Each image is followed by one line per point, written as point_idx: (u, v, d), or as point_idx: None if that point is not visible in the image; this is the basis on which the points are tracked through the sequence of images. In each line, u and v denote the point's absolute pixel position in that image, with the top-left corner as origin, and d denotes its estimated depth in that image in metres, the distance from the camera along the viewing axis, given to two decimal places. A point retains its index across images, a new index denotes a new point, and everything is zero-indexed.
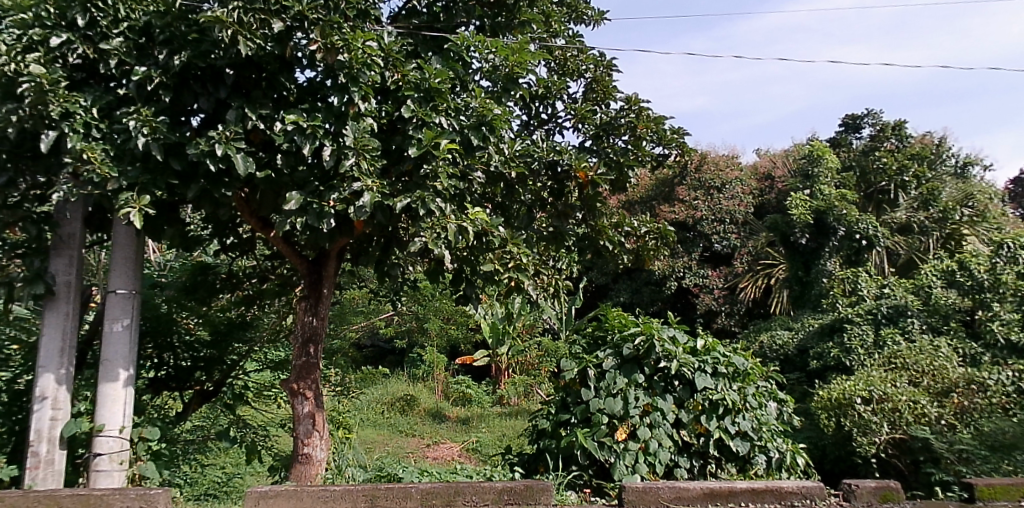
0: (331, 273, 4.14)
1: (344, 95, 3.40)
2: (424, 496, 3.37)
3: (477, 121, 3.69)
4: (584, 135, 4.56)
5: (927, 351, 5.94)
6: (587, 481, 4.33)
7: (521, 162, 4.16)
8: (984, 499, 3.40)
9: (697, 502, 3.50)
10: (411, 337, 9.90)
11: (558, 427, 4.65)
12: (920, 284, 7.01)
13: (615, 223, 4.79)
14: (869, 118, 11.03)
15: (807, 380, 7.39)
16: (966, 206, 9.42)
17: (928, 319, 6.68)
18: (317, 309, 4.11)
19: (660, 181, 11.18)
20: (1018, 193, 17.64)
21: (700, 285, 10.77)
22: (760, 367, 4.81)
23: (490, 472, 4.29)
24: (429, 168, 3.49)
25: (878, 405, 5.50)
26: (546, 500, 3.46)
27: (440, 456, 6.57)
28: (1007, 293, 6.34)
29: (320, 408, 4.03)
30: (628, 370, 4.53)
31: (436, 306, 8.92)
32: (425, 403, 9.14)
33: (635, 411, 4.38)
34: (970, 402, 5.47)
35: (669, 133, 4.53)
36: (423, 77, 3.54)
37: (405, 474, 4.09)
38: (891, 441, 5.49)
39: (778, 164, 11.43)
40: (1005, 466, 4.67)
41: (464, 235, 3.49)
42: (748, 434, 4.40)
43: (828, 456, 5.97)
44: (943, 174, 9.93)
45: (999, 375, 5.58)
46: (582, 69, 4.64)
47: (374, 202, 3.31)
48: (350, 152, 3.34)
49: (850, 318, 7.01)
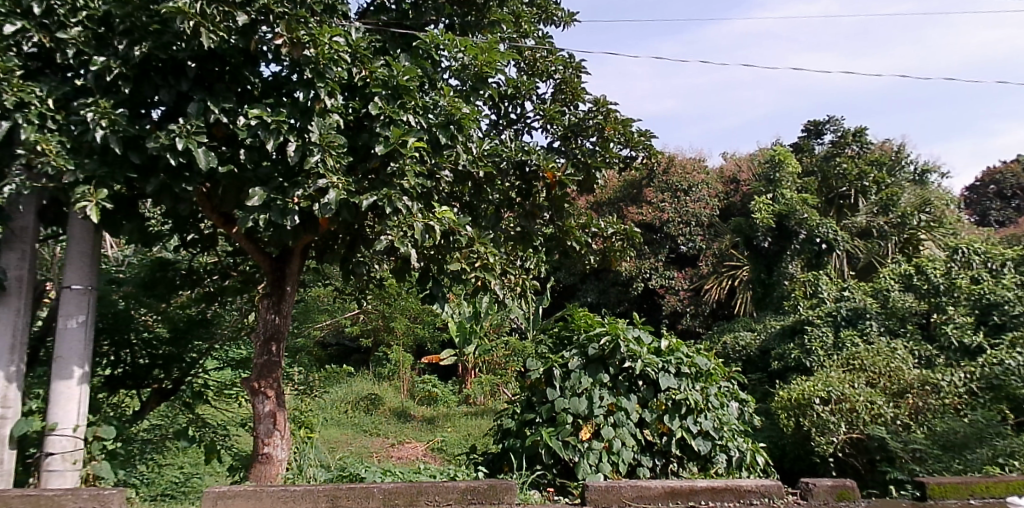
0: (295, 271, 4.09)
1: (310, 91, 3.38)
2: (386, 497, 3.39)
3: (446, 120, 3.68)
4: (552, 136, 4.58)
5: (884, 352, 6.06)
6: (552, 481, 4.33)
7: (489, 161, 4.15)
8: (935, 497, 3.59)
9: (658, 500, 3.59)
10: (377, 336, 9.82)
11: (523, 426, 4.67)
12: (879, 288, 7.17)
13: (583, 224, 4.82)
14: (831, 124, 11.25)
15: (768, 381, 7.50)
16: (923, 212, 9.65)
17: (886, 321, 6.83)
18: (280, 307, 4.05)
19: (628, 182, 11.33)
20: (972, 200, 18.18)
21: (666, 286, 10.87)
22: (722, 367, 4.87)
23: (453, 472, 4.27)
24: (396, 166, 3.51)
25: (836, 405, 5.60)
26: (509, 499, 3.47)
27: (404, 456, 6.52)
28: (961, 297, 6.58)
29: (281, 408, 3.99)
30: (593, 369, 4.56)
31: (402, 305, 8.87)
32: (390, 402, 9.09)
33: (599, 411, 4.41)
34: (924, 402, 5.59)
35: (636, 135, 4.57)
36: (391, 74, 3.51)
37: (367, 474, 4.06)
38: (849, 441, 5.59)
39: (743, 168, 11.57)
40: (956, 465, 4.84)
41: (431, 234, 3.48)
42: (710, 434, 4.46)
43: (787, 455, 6.08)
44: (902, 180, 10.17)
45: (952, 377, 5.73)
46: (552, 70, 4.65)
47: (340, 199, 3.27)
48: (315, 148, 3.32)
49: (810, 320, 7.16)
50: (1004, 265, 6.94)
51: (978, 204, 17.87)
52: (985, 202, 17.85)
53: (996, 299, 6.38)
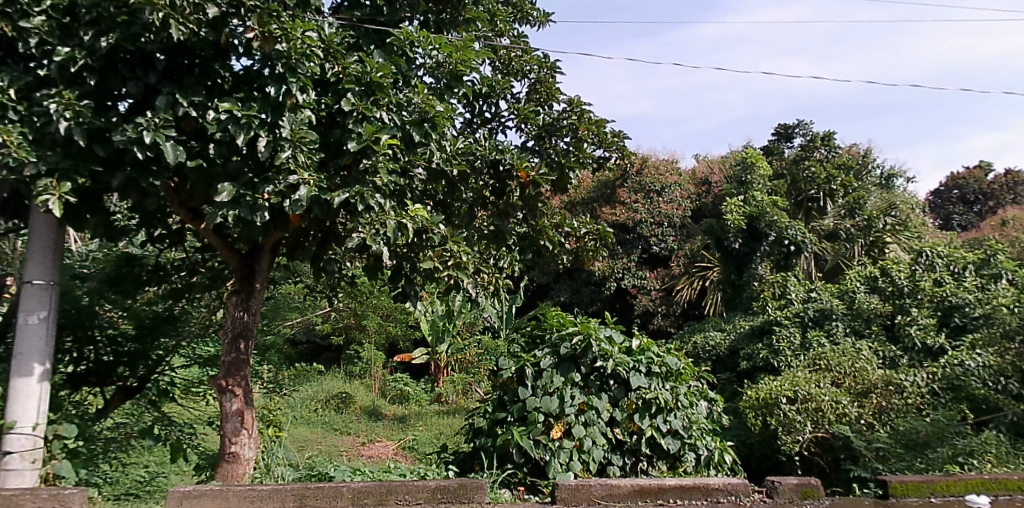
0: (265, 267, 4.04)
1: (281, 86, 3.36)
2: (354, 496, 3.44)
3: (419, 118, 3.67)
4: (526, 135, 4.59)
5: (849, 353, 6.18)
6: (522, 480, 4.35)
7: (463, 159, 4.15)
8: (896, 495, 3.77)
9: (627, 498, 3.68)
10: (348, 334, 9.76)
11: (494, 425, 4.66)
12: (845, 289, 7.31)
13: (556, 223, 4.83)
14: (800, 128, 11.42)
15: (737, 380, 7.61)
16: (889, 216, 9.65)
17: (851, 322, 6.97)
18: (249, 304, 3.99)
19: (601, 183, 11.43)
20: (936, 205, 18.67)
21: (639, 286, 10.91)
22: (692, 366, 4.92)
23: (424, 471, 4.27)
24: (369, 163, 3.47)
25: (802, 404, 5.69)
26: (479, 498, 3.52)
27: (374, 456, 6.47)
28: (924, 299, 6.75)
29: (249, 406, 3.95)
30: (565, 368, 4.59)
31: (375, 303, 8.83)
32: (361, 401, 9.03)
33: (570, 410, 4.43)
34: (887, 402, 5.70)
35: (610, 136, 4.61)
36: (364, 70, 3.51)
37: (336, 473, 4.04)
38: (814, 440, 5.68)
39: (714, 170, 11.63)
40: (917, 464, 4.95)
41: (403, 231, 3.46)
42: (679, 433, 4.51)
43: (754, 453, 6.16)
44: (869, 184, 10.32)
45: (915, 377, 5.86)
46: (527, 70, 4.67)
47: (311, 196, 3.25)
48: (286, 143, 3.27)
49: (778, 321, 7.28)
50: (965, 268, 7.10)
51: (942, 209, 18.33)
52: (948, 207, 18.34)
53: (958, 301, 6.54)
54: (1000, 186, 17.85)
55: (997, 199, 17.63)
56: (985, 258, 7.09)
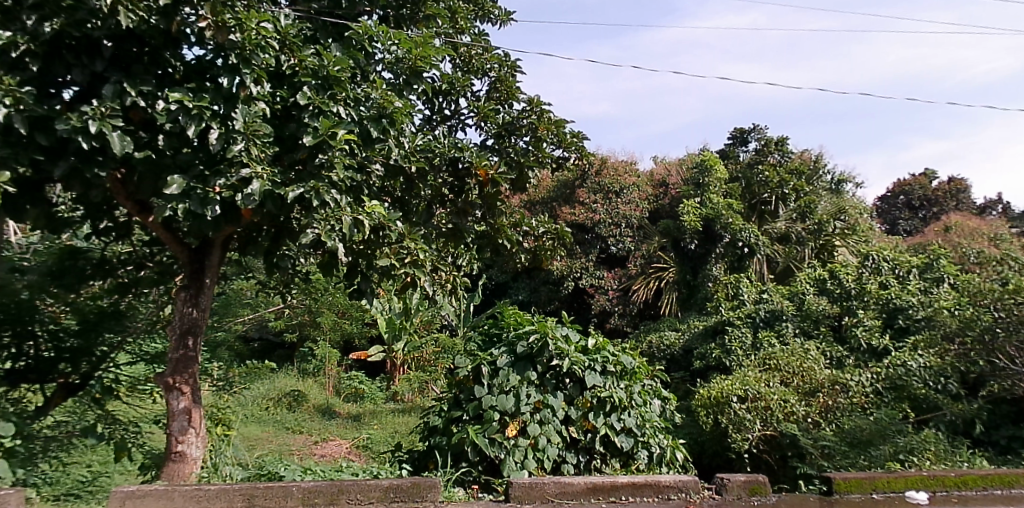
0: (214, 263, 3.95)
1: (234, 77, 3.29)
2: (305, 496, 3.48)
3: (377, 113, 3.64)
4: (485, 133, 4.58)
5: (798, 353, 6.33)
6: (476, 478, 4.34)
7: (422, 157, 4.12)
8: (839, 491, 3.92)
9: (580, 496, 3.77)
10: (302, 331, 9.62)
11: (450, 423, 4.65)
12: (795, 291, 7.50)
13: (514, 222, 4.83)
14: (756, 133, 11.62)
15: (690, 379, 7.74)
16: (838, 220, 9.94)
17: (800, 323, 7.15)
18: (198, 300, 3.89)
19: (561, 182, 11.53)
20: (884, 210, 19.26)
21: (596, 286, 10.91)
22: (646, 365, 4.97)
23: (376, 470, 4.24)
24: (325, 159, 3.43)
25: (752, 403, 5.82)
26: (433, 497, 3.61)
27: (327, 455, 6.38)
28: (870, 301, 6.96)
29: (197, 404, 3.86)
30: (521, 367, 4.59)
31: (330, 300, 8.70)
32: (314, 399, 8.89)
33: (526, 408, 4.43)
34: (834, 401, 5.85)
35: (569, 136, 4.63)
36: (321, 64, 3.44)
37: (286, 472, 3.99)
38: (762, 438, 5.80)
39: (672, 172, 11.70)
40: (861, 461, 5.10)
41: (360, 228, 3.42)
42: (633, 431, 4.55)
43: (706, 451, 6.25)
44: (820, 189, 10.54)
45: (859, 377, 6.04)
46: (487, 68, 4.69)
47: (265, 191, 3.19)
48: (239, 136, 3.22)
49: (731, 321, 7.43)
50: (910, 272, 7.35)
51: (888, 214, 18.95)
52: (894, 212, 18.99)
53: (901, 304, 6.78)
54: (943, 193, 18.58)
55: (940, 205, 18.48)
56: (929, 263, 7.37)
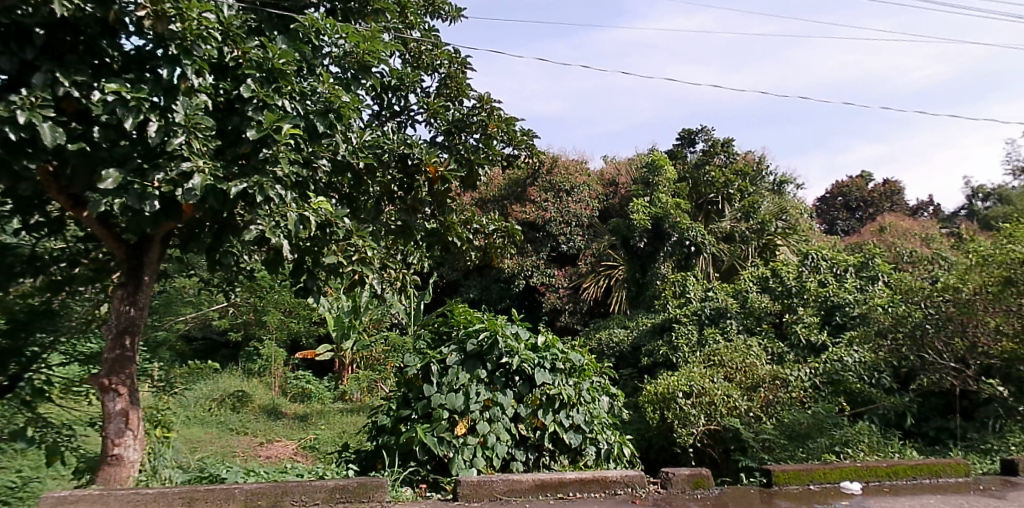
0: (154, 259, 3.80)
1: (175, 68, 3.19)
2: (248, 498, 3.47)
3: (324, 107, 3.58)
4: (435, 130, 4.54)
5: (741, 349, 6.49)
6: (425, 477, 4.32)
7: (370, 153, 4.09)
8: (779, 483, 4.10)
9: (528, 493, 3.83)
10: (247, 330, 9.40)
11: (398, 423, 4.60)
12: (738, 289, 7.70)
13: (465, 220, 4.80)
14: (703, 134, 11.84)
15: (638, 376, 7.85)
16: (780, 219, 10.26)
17: (744, 320, 7.35)
18: (136, 298, 3.76)
19: (512, 181, 11.56)
20: (823, 210, 19.89)
21: (547, 284, 10.95)
22: (595, 362, 5.02)
23: (322, 471, 4.19)
24: (269, 153, 3.35)
25: (697, 398, 5.92)
26: (379, 497, 3.66)
27: (273, 456, 6.24)
28: (809, 299, 7.20)
29: (135, 406, 3.73)
30: (471, 365, 4.58)
31: (276, 298, 8.52)
32: (258, 399, 8.69)
33: (475, 406, 4.42)
34: (775, 396, 6.01)
35: (519, 134, 4.65)
36: (266, 56, 3.38)
37: (228, 475, 3.90)
38: (706, 432, 5.92)
39: (622, 172, 11.85)
40: (799, 453, 5.30)
41: (305, 224, 3.35)
42: (581, 427, 4.61)
43: (652, 446, 6.33)
44: (763, 190, 10.78)
45: (798, 372, 6.24)
46: (437, 64, 4.68)
47: (206, 185, 3.10)
48: (179, 130, 3.11)
49: (677, 318, 7.61)
50: (847, 271, 7.60)
51: (827, 214, 19.57)
52: (833, 212, 19.63)
53: (839, 301, 7.03)
54: (878, 195, 19.40)
55: (876, 206, 19.22)
56: (865, 261, 7.65)
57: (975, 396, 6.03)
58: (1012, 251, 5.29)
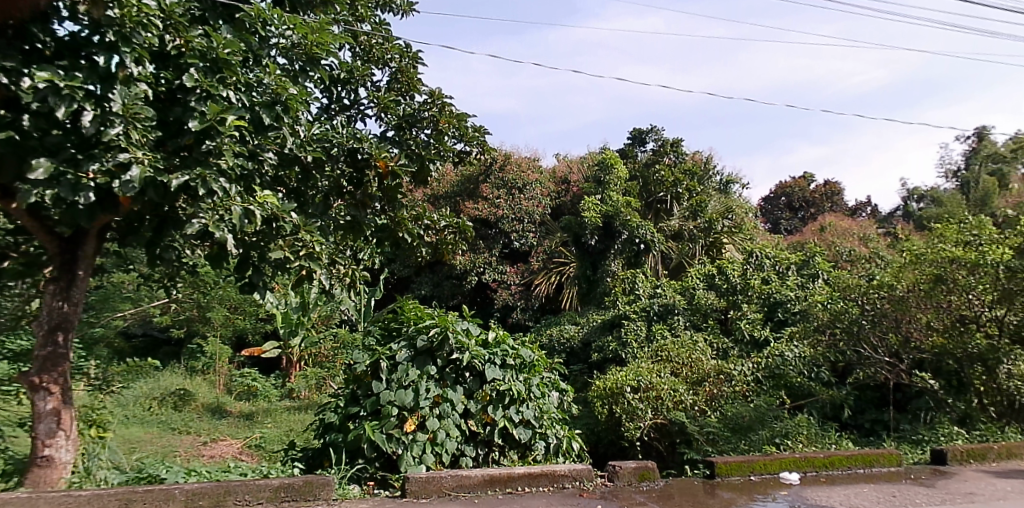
0: (90, 253, 3.65)
1: (113, 56, 3.08)
2: (189, 497, 3.38)
3: (271, 99, 3.50)
4: (386, 125, 4.53)
5: (687, 345, 6.62)
6: (373, 474, 4.29)
7: (318, 146, 4.08)
8: (721, 474, 4.23)
9: (477, 488, 3.85)
10: (191, 327, 9.14)
11: (346, 420, 4.55)
12: (686, 286, 7.87)
13: (415, 216, 4.77)
14: (653, 134, 12.03)
15: (587, 371, 7.94)
16: (726, 218, 10.48)
17: (690, 316, 7.51)
18: (70, 294, 3.61)
19: (464, 177, 11.53)
20: (767, 210, 20.45)
21: (499, 281, 10.95)
22: (545, 358, 5.04)
23: (267, 469, 4.11)
24: (213, 145, 3.25)
25: (645, 393, 5.99)
26: (325, 495, 3.63)
27: (216, 455, 6.09)
28: (753, 296, 7.36)
29: (67, 405, 3.61)
30: (421, 362, 4.56)
31: (221, 295, 8.32)
32: (202, 397, 8.48)
33: (425, 403, 4.40)
34: (719, 390, 6.16)
35: (471, 130, 4.64)
36: (210, 46, 3.30)
37: (167, 475, 3.79)
38: (654, 426, 6.00)
39: (574, 170, 11.95)
40: (742, 445, 5.45)
41: (250, 218, 3.27)
42: (531, 422, 4.63)
43: (601, 440, 6.40)
44: (711, 189, 11.00)
45: (741, 366, 6.42)
46: (387, 58, 4.64)
47: (145, 178, 2.98)
48: (116, 120, 2.99)
49: (627, 315, 7.73)
50: (789, 269, 7.83)
51: (771, 214, 20.11)
52: (776, 213, 20.19)
53: (781, 298, 7.24)
54: (819, 196, 20.07)
55: (817, 206, 19.87)
56: (805, 260, 7.90)
57: (908, 389, 6.43)
58: (943, 250, 5.52)
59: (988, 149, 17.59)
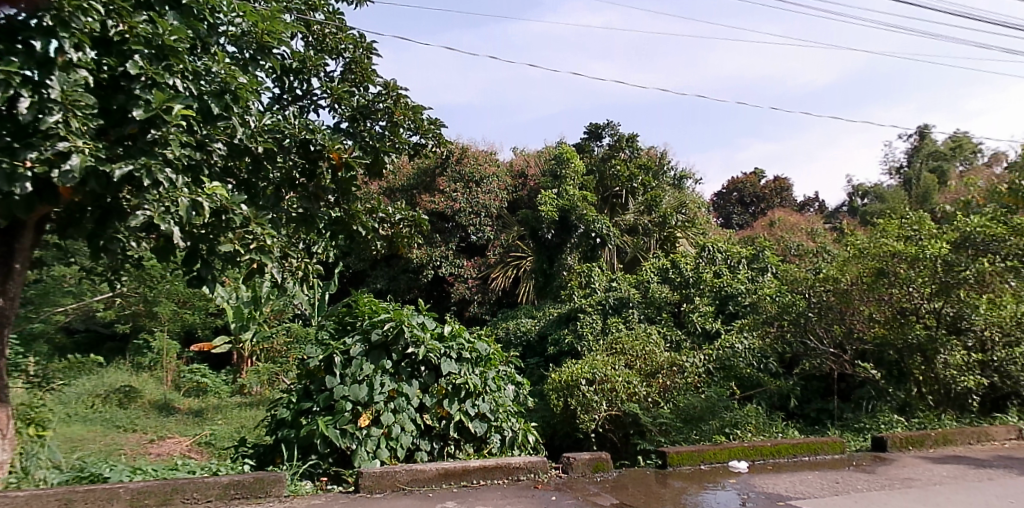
0: (26, 246, 3.52)
1: (51, 41, 2.94)
2: (134, 497, 3.30)
3: (220, 88, 3.47)
4: (340, 116, 4.46)
5: (641, 337, 6.72)
6: (325, 470, 4.26)
7: (269, 137, 3.97)
8: (672, 464, 4.33)
9: (431, 482, 3.85)
10: (136, 322, 8.86)
11: (299, 415, 4.48)
12: (640, 280, 7.97)
13: (370, 209, 4.74)
14: (610, 129, 12.15)
15: (544, 364, 7.98)
16: (680, 213, 10.64)
17: (645, 309, 7.60)
18: (5, 288, 3.48)
19: (421, 170, 11.46)
20: (719, 205, 20.84)
21: (455, 274, 10.92)
22: (501, 351, 5.05)
23: (216, 467, 4.03)
24: (158, 134, 3.15)
25: (599, 385, 6.06)
26: (277, 491, 3.58)
27: (163, 453, 5.95)
28: (705, 289, 7.53)
29: (3, 403, 3.47)
30: (376, 356, 4.50)
31: (169, 289, 8.10)
32: (149, 394, 8.26)
33: (380, 397, 4.36)
34: (672, 382, 6.26)
35: (427, 123, 4.62)
36: (156, 32, 3.19)
37: (111, 474, 3.68)
38: (608, 417, 6.08)
39: (531, 163, 11.98)
40: (693, 436, 5.58)
41: (199, 210, 3.20)
42: (486, 416, 4.64)
43: (556, 433, 6.44)
44: (665, 184, 11.16)
45: (693, 358, 6.50)
46: (341, 49, 4.58)
47: (87, 167, 2.90)
48: (55, 107, 2.88)
49: (582, 308, 7.80)
50: (740, 262, 8.01)
51: (723, 210, 20.49)
52: (728, 208, 20.59)
53: (732, 291, 7.41)
54: (769, 191, 20.56)
55: (766, 202, 20.37)
56: (755, 254, 8.08)
57: (851, 379, 6.62)
58: (884, 244, 5.80)
59: (929, 147, 18.28)
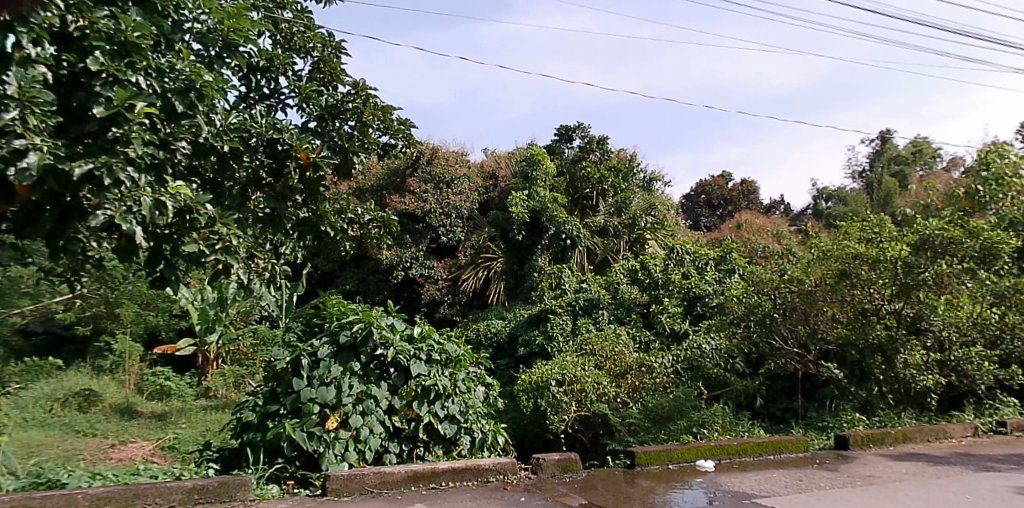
0: None
1: (7, 36, 2.87)
2: (94, 502, 3.22)
3: (184, 86, 3.40)
4: (308, 116, 4.41)
5: (611, 338, 6.76)
6: (292, 473, 4.21)
7: (235, 136, 3.93)
8: (641, 463, 4.37)
9: (401, 484, 3.83)
10: (98, 324, 8.64)
11: (265, 418, 4.41)
12: (610, 281, 8.02)
13: (338, 209, 4.69)
14: (580, 131, 12.22)
15: (514, 365, 7.98)
16: (649, 215, 10.76)
17: (614, 310, 7.66)
18: None
19: (391, 170, 11.39)
20: (688, 207, 21.07)
21: (426, 276, 10.87)
22: (471, 353, 5.03)
23: (180, 471, 3.95)
24: (120, 132, 3.07)
25: (569, 385, 6.06)
26: (242, 496, 3.53)
27: (125, 457, 5.83)
28: (674, 290, 7.61)
29: None
30: (344, 358, 4.46)
31: (131, 290, 7.92)
32: (110, 398, 8.06)
33: (348, 400, 4.32)
34: (641, 382, 6.31)
35: (397, 123, 4.59)
36: (118, 28, 3.13)
37: (69, 479, 3.59)
38: (578, 418, 6.10)
39: (502, 165, 11.98)
40: (661, 435, 5.66)
41: (162, 210, 3.15)
42: (455, 417, 4.63)
43: (526, 434, 6.44)
44: (635, 186, 11.26)
45: (662, 359, 6.56)
46: (309, 47, 4.52)
47: (43, 165, 2.81)
48: (11, 103, 2.78)
49: (552, 309, 7.82)
50: (707, 264, 8.11)
51: (692, 212, 20.72)
52: (696, 210, 20.83)
53: (699, 292, 7.51)
54: (737, 194, 20.86)
55: (734, 204, 20.66)
56: (722, 255, 8.19)
57: (815, 379, 6.76)
58: (847, 246, 5.91)
59: (890, 152, 18.73)
